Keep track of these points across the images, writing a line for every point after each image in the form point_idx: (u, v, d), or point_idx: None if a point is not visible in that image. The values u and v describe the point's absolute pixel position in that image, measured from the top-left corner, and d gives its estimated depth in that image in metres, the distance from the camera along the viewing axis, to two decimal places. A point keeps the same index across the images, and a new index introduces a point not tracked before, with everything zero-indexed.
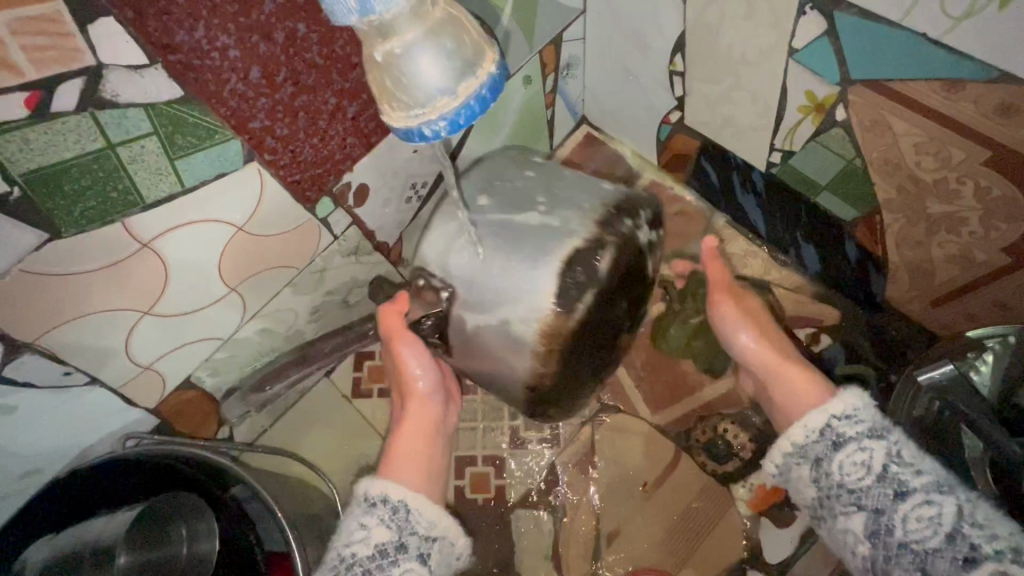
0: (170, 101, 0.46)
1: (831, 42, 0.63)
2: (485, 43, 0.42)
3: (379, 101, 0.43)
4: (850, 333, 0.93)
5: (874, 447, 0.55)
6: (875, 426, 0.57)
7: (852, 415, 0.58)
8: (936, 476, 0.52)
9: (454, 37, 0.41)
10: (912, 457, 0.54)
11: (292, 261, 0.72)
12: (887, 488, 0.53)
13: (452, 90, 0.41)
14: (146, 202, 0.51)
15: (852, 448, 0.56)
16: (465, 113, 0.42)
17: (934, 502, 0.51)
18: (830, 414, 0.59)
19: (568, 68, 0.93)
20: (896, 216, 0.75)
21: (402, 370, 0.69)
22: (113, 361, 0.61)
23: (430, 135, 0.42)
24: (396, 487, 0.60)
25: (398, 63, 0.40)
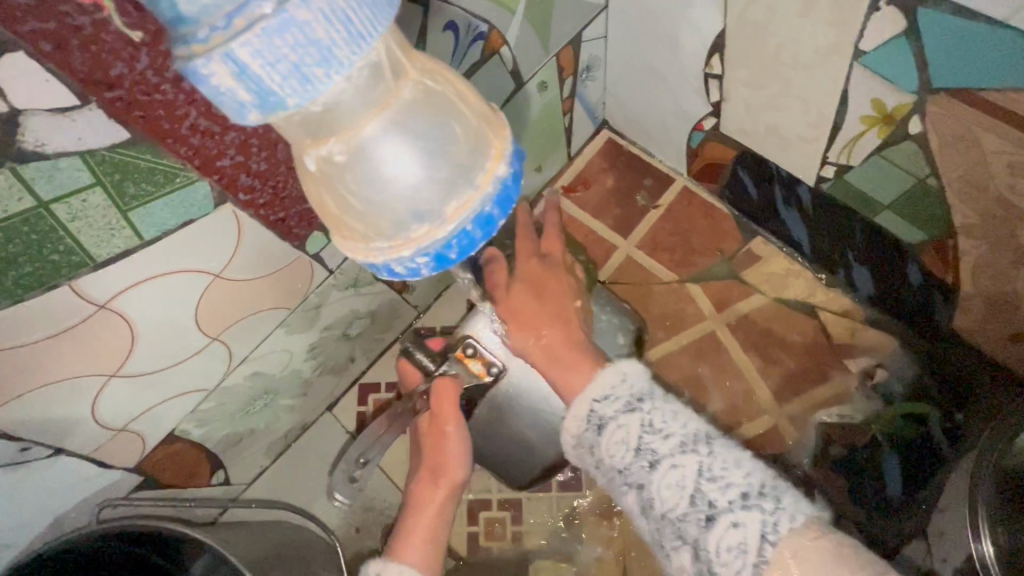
0: (113, 146, 0.38)
1: (910, 44, 0.53)
2: (486, 142, 0.36)
3: (344, 220, 0.36)
4: (910, 366, 0.82)
5: (629, 424, 0.51)
6: (630, 399, 0.52)
7: (610, 394, 0.53)
8: (683, 437, 0.50)
9: (439, 141, 0.35)
10: (663, 423, 0.50)
11: (283, 302, 0.64)
12: (644, 460, 0.50)
13: (441, 214, 0.35)
14: (97, 260, 0.43)
15: (612, 428, 0.52)
16: (462, 241, 0.36)
17: (679, 465, 0.49)
18: (591, 399, 0.54)
19: (588, 70, 0.83)
20: (975, 242, 0.65)
21: (444, 451, 0.62)
22: (80, 428, 0.54)
23: (415, 268, 0.37)
24: (411, 572, 0.56)
25: (348, 187, 0.35)
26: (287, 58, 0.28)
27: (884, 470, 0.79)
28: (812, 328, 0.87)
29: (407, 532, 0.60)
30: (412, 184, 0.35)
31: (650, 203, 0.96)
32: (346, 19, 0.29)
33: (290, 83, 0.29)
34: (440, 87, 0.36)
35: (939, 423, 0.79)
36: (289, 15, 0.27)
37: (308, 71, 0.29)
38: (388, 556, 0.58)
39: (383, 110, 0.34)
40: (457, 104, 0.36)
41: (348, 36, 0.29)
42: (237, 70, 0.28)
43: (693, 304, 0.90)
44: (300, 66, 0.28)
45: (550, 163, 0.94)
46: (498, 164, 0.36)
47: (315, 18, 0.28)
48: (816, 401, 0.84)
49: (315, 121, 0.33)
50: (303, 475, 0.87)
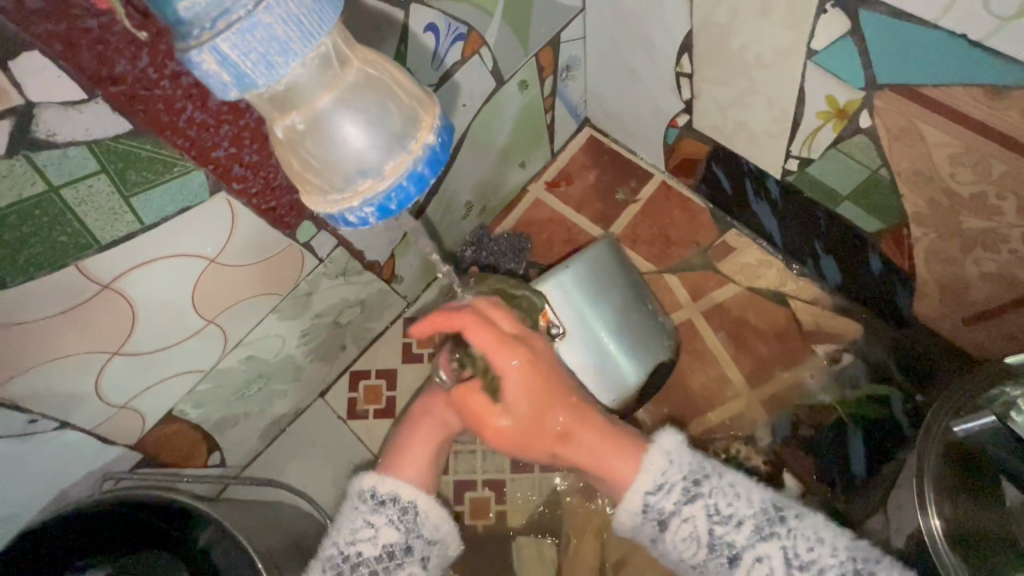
0: (117, 137, 0.42)
1: (855, 44, 0.57)
2: (419, 109, 0.39)
3: (298, 180, 0.40)
4: (872, 349, 0.86)
5: (695, 514, 0.54)
6: (687, 485, 0.55)
7: (662, 482, 0.56)
8: (755, 519, 0.53)
9: (377, 107, 0.38)
10: (728, 508, 0.54)
11: (275, 288, 0.67)
12: (720, 556, 0.53)
13: (379, 170, 0.38)
14: (102, 242, 0.47)
15: (676, 521, 0.55)
16: (398, 194, 0.39)
17: (763, 555, 0.52)
18: (644, 491, 0.56)
19: (568, 70, 0.87)
20: (927, 230, 0.69)
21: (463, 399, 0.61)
22: (83, 404, 0.58)
23: (358, 220, 0.39)
24: (407, 488, 0.57)
25: (307, 151, 0.38)
26: (256, 49, 0.32)
27: (848, 448, 0.84)
28: (783, 316, 0.91)
29: (403, 447, 0.62)
30: (358, 146, 0.38)
31: (630, 197, 1.00)
32: (309, 18, 0.33)
33: (258, 69, 0.33)
34: (382, 67, 0.40)
35: (901, 403, 0.84)
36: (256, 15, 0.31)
37: (271, 59, 0.32)
38: (381, 472, 0.59)
39: (336, 87, 0.38)
40: (394, 79, 0.40)
41: (303, 34, 0.33)
42: (219, 58, 0.32)
43: (670, 293, 0.95)
44: (266, 54, 0.32)
45: (533, 159, 0.98)
46: (429, 132, 0.39)
47: (278, 17, 0.32)
48: (786, 385, 0.88)
49: (281, 98, 0.37)
50: (296, 459, 0.90)
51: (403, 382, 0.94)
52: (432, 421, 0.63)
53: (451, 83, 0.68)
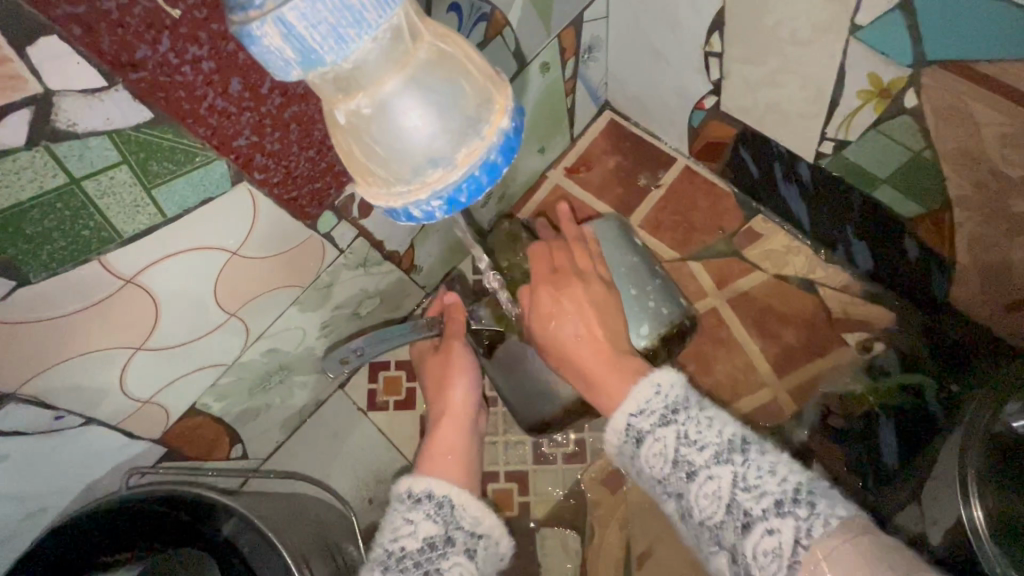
0: (139, 125, 0.41)
1: (904, 18, 0.54)
2: (490, 95, 0.37)
3: (354, 168, 0.38)
4: (904, 337, 0.84)
5: (666, 435, 0.51)
6: (666, 411, 0.52)
7: (644, 407, 0.53)
8: (718, 447, 0.49)
9: (450, 91, 0.36)
10: (698, 434, 0.50)
11: (296, 280, 0.66)
12: (681, 473, 0.49)
13: (450, 160, 0.36)
14: (124, 236, 0.46)
15: (650, 441, 0.51)
16: (467, 185, 0.37)
17: (715, 477, 0.48)
18: (626, 412, 0.53)
19: (590, 51, 0.84)
20: (970, 214, 0.66)
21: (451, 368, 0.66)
22: (108, 399, 0.58)
23: (421, 213, 0.37)
24: (440, 482, 0.56)
25: (374, 137, 0.36)
26: (326, 21, 0.30)
27: (879, 439, 0.81)
28: (811, 304, 0.88)
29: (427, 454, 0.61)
30: (429, 134, 0.35)
31: (652, 183, 0.97)
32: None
33: (328, 43, 0.30)
34: (450, 44, 0.37)
35: (935, 394, 0.81)
36: None
37: (343, 32, 0.30)
38: (417, 473, 0.58)
39: (407, 66, 0.35)
40: (463, 58, 0.38)
41: (377, 3, 0.31)
42: (284, 29, 0.29)
43: (694, 282, 0.92)
44: (337, 27, 0.30)
45: (553, 144, 0.95)
46: (502, 118, 0.37)
47: None
48: (814, 373, 0.86)
49: (346, 80, 0.33)
50: (317, 451, 0.90)
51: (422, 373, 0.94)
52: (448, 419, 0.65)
53: None
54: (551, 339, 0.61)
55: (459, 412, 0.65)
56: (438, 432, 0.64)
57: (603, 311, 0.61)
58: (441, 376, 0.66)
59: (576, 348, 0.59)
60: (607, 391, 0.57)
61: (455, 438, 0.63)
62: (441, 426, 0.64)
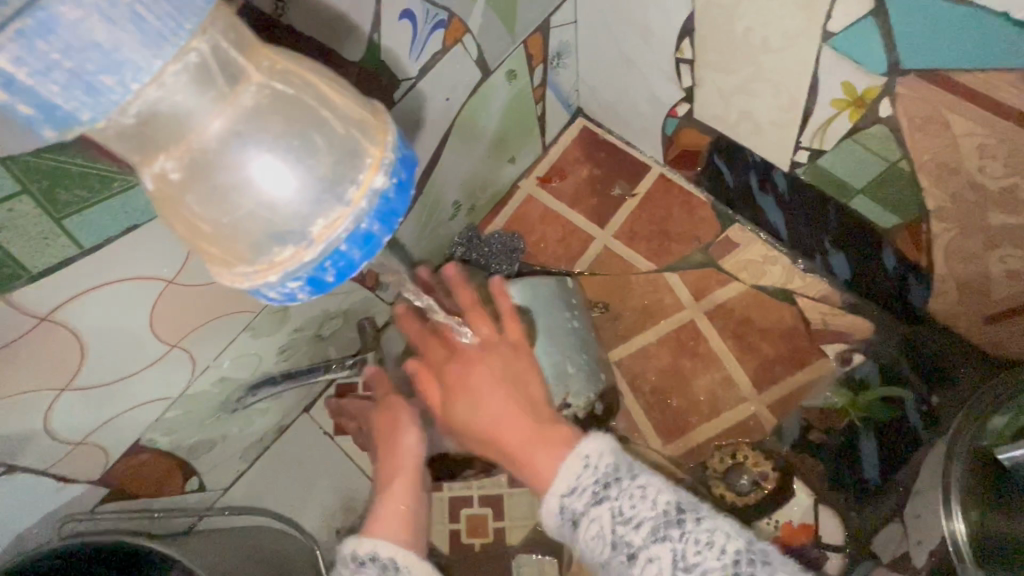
0: (37, 151, 0.36)
1: (878, 24, 0.51)
2: (352, 155, 0.34)
3: (190, 240, 0.35)
4: (885, 348, 0.82)
5: (601, 515, 0.47)
6: (596, 488, 0.48)
7: (575, 484, 0.49)
8: (654, 522, 0.46)
9: (296, 150, 0.33)
10: (632, 510, 0.47)
11: (247, 305, 0.61)
12: (621, 555, 0.47)
13: (307, 235, 0.34)
14: (34, 271, 0.41)
15: (585, 523, 0.48)
16: (331, 262, 0.34)
17: (655, 558, 0.45)
18: (557, 494, 0.50)
19: (559, 57, 0.81)
20: (947, 226, 0.64)
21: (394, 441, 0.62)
22: (33, 445, 0.53)
23: (283, 296, 0.35)
24: (387, 545, 0.52)
25: (202, 205, 0.33)
26: (60, 65, 0.26)
27: (861, 453, 0.80)
28: (790, 315, 0.86)
29: (378, 515, 0.57)
30: (276, 202, 0.33)
31: (627, 192, 0.94)
32: (133, 20, 0.27)
33: (75, 94, 0.27)
34: (298, 90, 0.34)
35: (915, 406, 0.79)
36: (52, 18, 0.25)
37: (93, 81, 0.27)
38: (364, 532, 0.54)
39: (234, 120, 0.32)
40: (313, 107, 0.34)
41: (139, 37, 0.27)
42: (3, 82, 0.26)
43: (671, 294, 0.90)
44: (81, 73, 0.27)
45: (524, 154, 0.92)
46: (374, 178, 0.34)
47: (89, 17, 0.26)
48: (795, 386, 0.84)
49: (133, 132, 0.30)
50: (280, 481, 0.85)
51: None
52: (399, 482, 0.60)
53: (431, 77, 0.62)
54: (479, 426, 0.56)
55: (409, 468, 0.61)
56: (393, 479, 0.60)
57: (517, 375, 0.57)
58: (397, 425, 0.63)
59: (495, 420, 0.55)
60: (537, 469, 0.52)
61: (404, 488, 0.59)
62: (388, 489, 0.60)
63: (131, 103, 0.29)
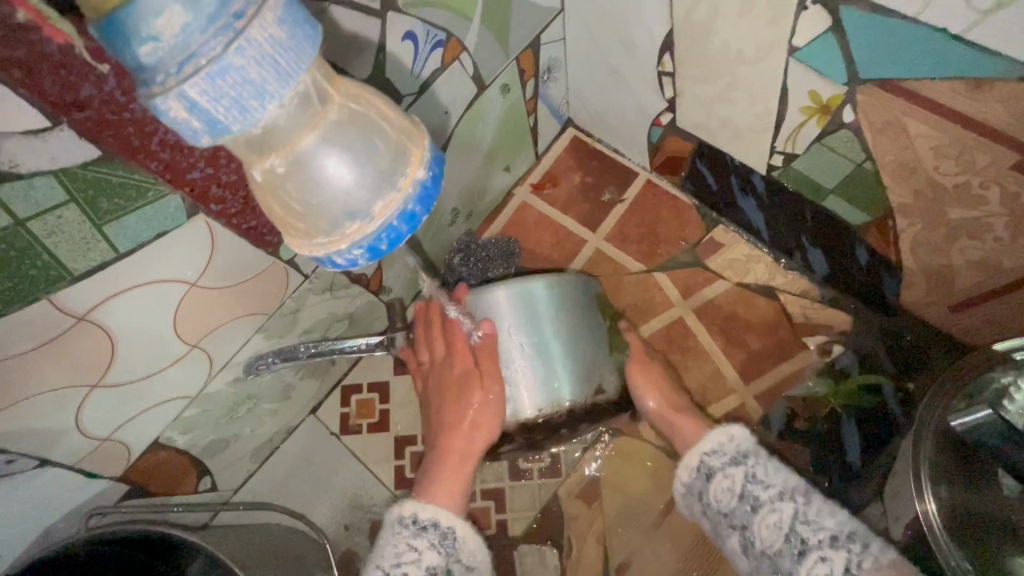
0: (84, 163, 0.41)
1: (837, 39, 0.57)
2: (406, 146, 0.38)
3: (273, 221, 0.39)
4: (863, 339, 0.87)
5: (735, 473, 0.62)
6: (737, 454, 0.64)
7: (719, 448, 0.65)
8: (781, 488, 0.60)
9: (364, 141, 0.37)
10: (766, 476, 0.61)
11: (262, 307, 0.65)
12: (746, 505, 0.61)
13: (367, 212, 0.37)
14: (74, 273, 0.45)
15: (720, 478, 0.63)
16: (386, 235, 0.38)
17: (777, 510, 0.58)
18: (701, 452, 0.66)
19: (549, 72, 0.86)
20: (912, 222, 0.69)
21: (458, 406, 0.66)
22: (64, 440, 0.56)
23: (344, 261, 0.38)
24: (445, 514, 0.62)
25: (290, 195, 0.37)
26: (227, 94, 0.31)
27: (843, 439, 0.84)
28: (773, 310, 0.91)
29: (434, 478, 0.66)
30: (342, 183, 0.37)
31: (617, 198, 0.99)
32: (276, 62, 0.31)
33: (232, 115, 0.31)
34: (363, 105, 0.38)
35: (893, 392, 0.83)
36: (228, 62, 0.30)
37: (245, 104, 0.31)
38: (420, 499, 0.64)
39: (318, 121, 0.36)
40: (377, 118, 0.38)
41: (281, 77, 0.31)
42: (188, 105, 0.30)
43: (661, 292, 0.94)
44: (240, 99, 0.31)
45: (518, 162, 0.97)
46: (418, 168, 0.38)
47: (253, 57, 0.30)
48: (780, 377, 0.89)
49: (258, 141, 0.35)
50: (289, 479, 0.88)
51: (396, 395, 0.93)
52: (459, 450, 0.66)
53: (431, 92, 0.67)
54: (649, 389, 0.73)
55: (471, 443, 0.66)
56: (452, 444, 0.66)
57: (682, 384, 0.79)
58: (458, 388, 0.66)
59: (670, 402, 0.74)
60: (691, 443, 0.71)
61: (461, 455, 0.66)
62: (449, 455, 0.66)
63: (264, 120, 0.33)
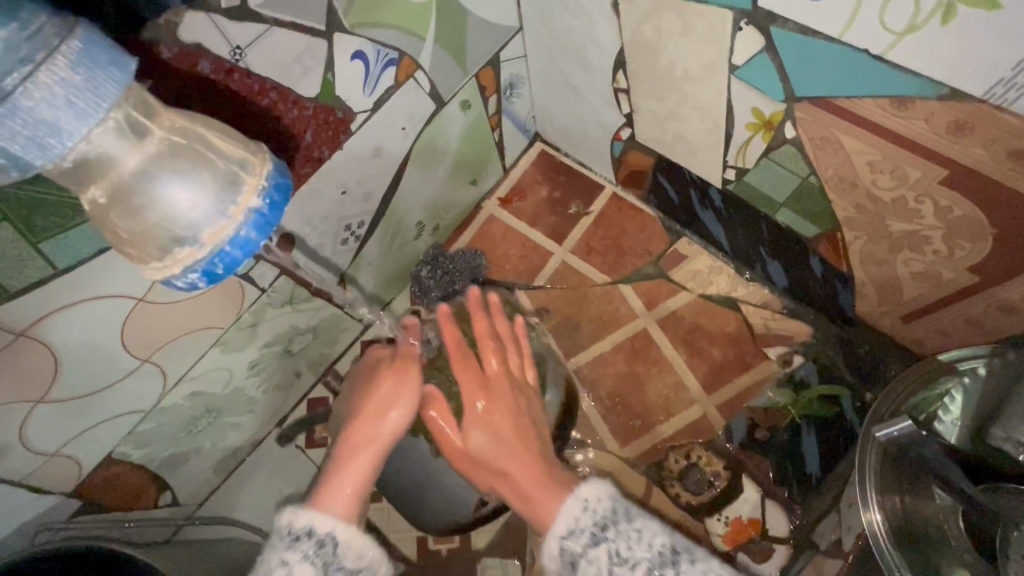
0: (19, 183, 0.41)
1: (770, 58, 0.58)
2: (236, 173, 0.38)
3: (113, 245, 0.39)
4: (822, 349, 0.88)
5: (599, 557, 0.49)
6: (595, 529, 0.51)
7: (574, 523, 0.52)
8: (650, 563, 0.48)
9: (189, 171, 0.37)
10: (630, 551, 0.49)
11: (216, 321, 0.65)
12: None
13: (196, 238, 0.37)
14: (12, 290, 0.46)
15: (584, 564, 0.50)
16: (221, 259, 0.38)
17: None
18: (558, 535, 0.52)
19: (511, 88, 0.88)
20: (857, 234, 0.71)
21: (371, 392, 0.58)
22: (10, 455, 0.57)
23: (186, 285, 0.39)
24: (325, 521, 0.50)
25: (118, 222, 0.37)
26: (21, 133, 0.31)
27: (803, 450, 0.85)
28: (736, 321, 0.92)
29: (332, 477, 0.53)
30: (168, 211, 0.37)
31: (583, 210, 1.00)
32: (74, 103, 0.31)
33: (31, 152, 0.32)
34: (189, 139, 0.38)
35: (850, 402, 0.85)
36: (16, 102, 0.30)
37: (43, 142, 0.31)
38: (312, 504, 0.51)
39: (141, 154, 0.36)
40: (203, 151, 0.38)
41: (78, 116, 0.32)
42: None
43: (625, 304, 0.95)
44: (36, 138, 0.31)
45: (485, 176, 0.98)
46: (250, 196, 0.38)
47: (41, 99, 0.31)
48: (742, 388, 0.90)
49: (73, 172, 0.35)
50: (253, 492, 0.88)
51: None
52: (362, 440, 0.55)
53: (384, 110, 0.69)
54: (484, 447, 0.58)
55: (384, 437, 0.56)
56: (354, 433, 0.56)
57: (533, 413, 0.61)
58: (371, 377, 0.60)
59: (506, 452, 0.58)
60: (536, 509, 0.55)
61: (360, 456, 0.55)
62: (351, 441, 0.56)
63: (76, 155, 0.33)
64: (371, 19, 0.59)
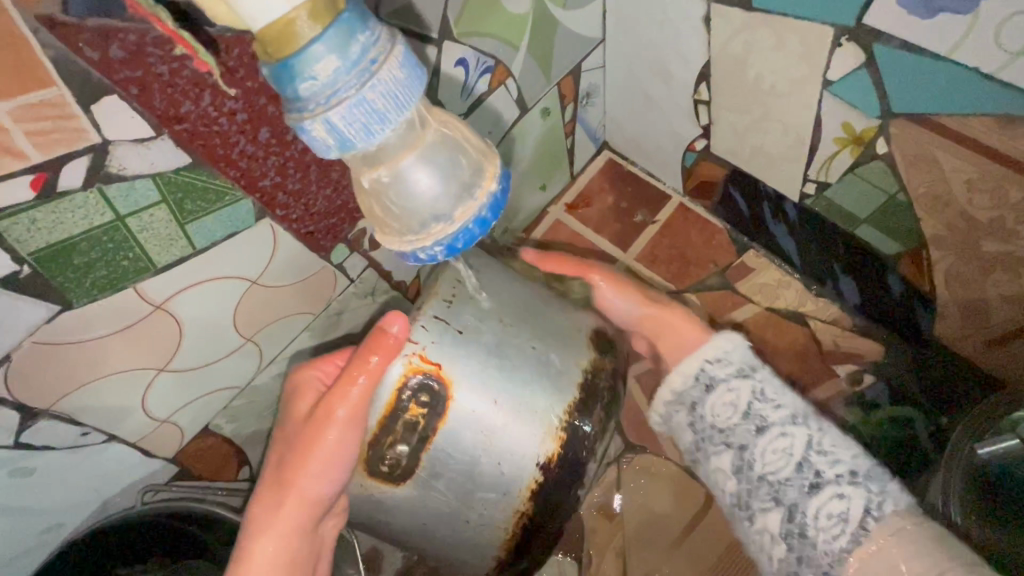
0: (178, 168, 0.46)
1: (870, 75, 0.59)
2: (485, 163, 0.43)
3: (369, 219, 0.44)
4: (894, 371, 0.87)
5: (742, 387, 0.59)
6: (743, 366, 0.61)
7: (723, 357, 0.62)
8: (793, 409, 0.58)
9: (452, 159, 0.42)
10: (773, 394, 0.59)
11: (310, 307, 0.70)
12: (751, 424, 0.58)
13: (449, 216, 0.42)
14: (157, 266, 0.51)
15: (722, 388, 0.60)
16: (463, 236, 0.43)
17: (788, 433, 0.56)
18: (704, 358, 0.62)
19: (588, 97, 0.90)
20: (945, 253, 0.70)
21: (306, 449, 0.56)
22: (131, 417, 0.62)
23: (426, 258, 0.43)
24: None
25: (391, 199, 0.42)
26: (359, 120, 0.35)
27: None
28: (802, 336, 0.91)
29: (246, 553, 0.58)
30: (433, 192, 0.42)
31: (649, 219, 1.02)
32: (396, 100, 0.36)
33: (359, 136, 0.36)
34: (452, 131, 0.43)
35: (925, 425, 0.84)
36: (364, 95, 0.35)
37: (372, 129, 0.36)
38: None
39: (418, 143, 0.41)
40: (462, 144, 0.43)
41: (398, 108, 0.36)
42: (328, 127, 0.35)
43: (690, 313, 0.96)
44: (368, 124, 0.36)
45: (553, 183, 1.00)
46: (491, 183, 0.43)
47: (381, 94, 0.35)
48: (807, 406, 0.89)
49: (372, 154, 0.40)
50: None
51: None
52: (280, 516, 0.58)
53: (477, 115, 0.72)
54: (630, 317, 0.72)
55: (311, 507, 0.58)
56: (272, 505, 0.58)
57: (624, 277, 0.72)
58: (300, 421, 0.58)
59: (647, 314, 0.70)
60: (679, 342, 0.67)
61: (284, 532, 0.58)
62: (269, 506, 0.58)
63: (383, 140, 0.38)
64: (474, 28, 0.63)
